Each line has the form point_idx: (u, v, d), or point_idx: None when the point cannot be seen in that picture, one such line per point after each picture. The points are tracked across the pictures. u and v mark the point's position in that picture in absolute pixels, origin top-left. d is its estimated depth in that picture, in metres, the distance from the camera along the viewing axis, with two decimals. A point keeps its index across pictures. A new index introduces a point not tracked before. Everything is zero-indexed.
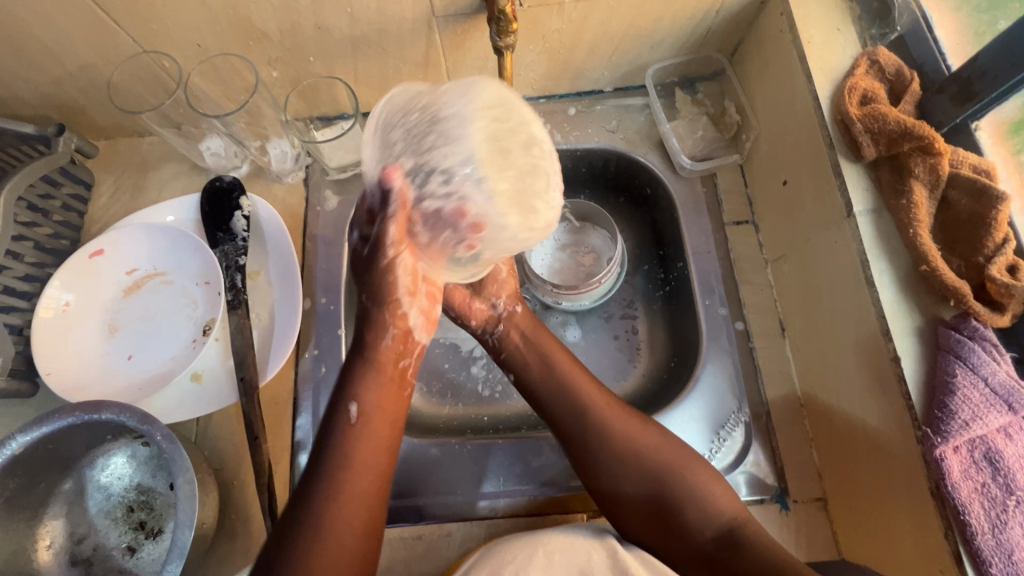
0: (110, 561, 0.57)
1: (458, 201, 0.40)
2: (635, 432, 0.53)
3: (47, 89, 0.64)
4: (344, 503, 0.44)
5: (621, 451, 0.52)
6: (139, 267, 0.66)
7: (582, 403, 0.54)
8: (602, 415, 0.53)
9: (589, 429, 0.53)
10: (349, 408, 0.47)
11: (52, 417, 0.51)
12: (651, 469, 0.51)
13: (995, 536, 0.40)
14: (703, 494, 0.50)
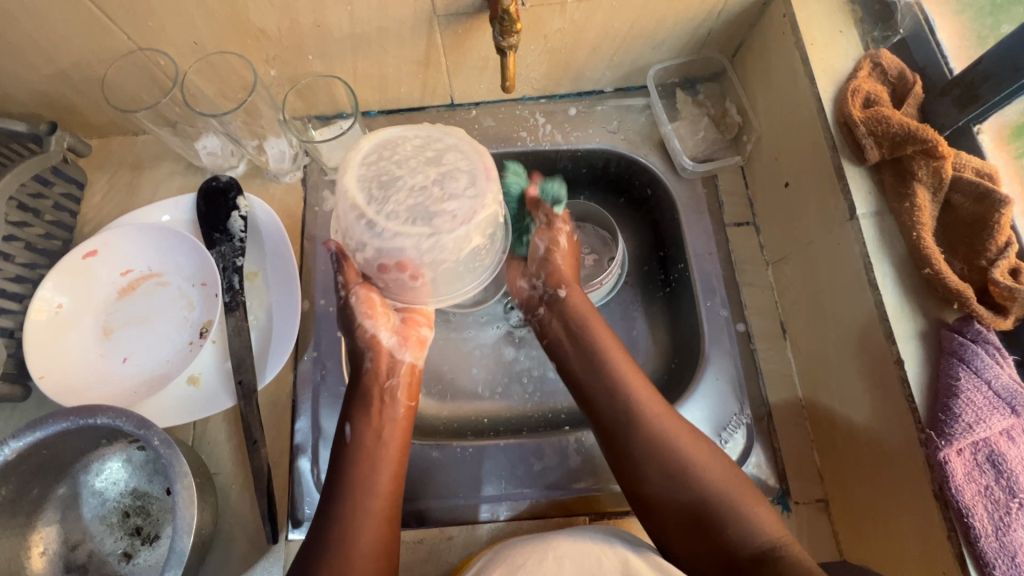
0: (106, 567, 0.56)
1: (380, 233, 0.46)
2: (678, 432, 0.53)
3: (37, 87, 0.62)
4: (354, 507, 0.50)
5: (667, 452, 0.51)
6: (134, 268, 0.64)
7: (632, 397, 0.54)
8: (652, 413, 0.53)
9: (644, 427, 0.53)
10: (344, 431, 0.54)
11: (46, 422, 0.50)
12: (688, 472, 0.50)
13: (998, 539, 0.41)
14: (740, 510, 0.48)
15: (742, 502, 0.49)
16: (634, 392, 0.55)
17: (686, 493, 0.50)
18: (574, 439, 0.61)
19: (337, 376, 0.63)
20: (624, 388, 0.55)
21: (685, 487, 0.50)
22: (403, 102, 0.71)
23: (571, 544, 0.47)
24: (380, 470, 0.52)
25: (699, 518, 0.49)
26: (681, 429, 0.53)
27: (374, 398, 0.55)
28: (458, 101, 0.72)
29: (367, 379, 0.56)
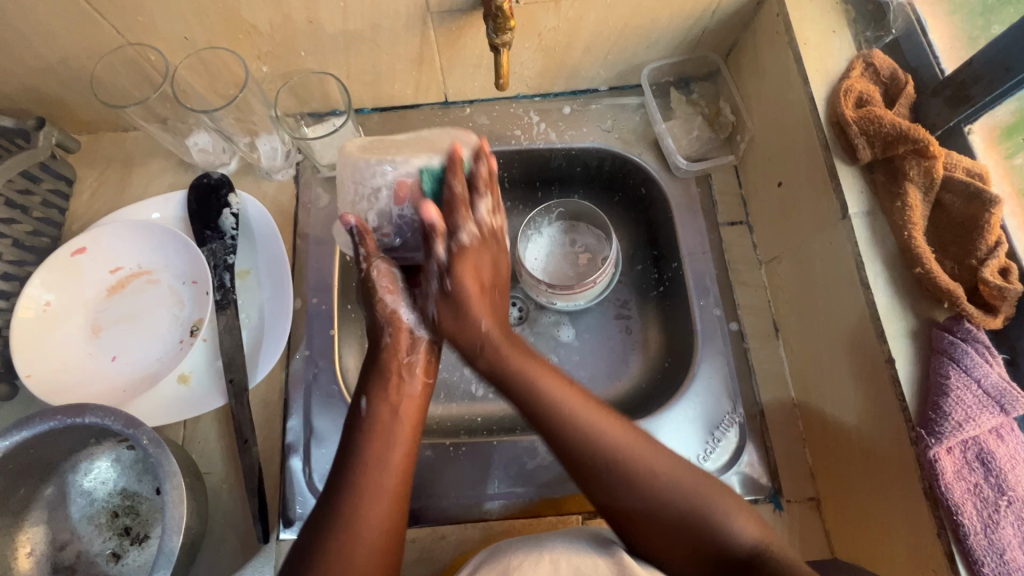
0: (94, 568, 0.56)
1: (397, 165, 0.53)
2: (619, 434, 0.49)
3: (25, 82, 0.61)
4: (367, 485, 0.47)
5: (610, 455, 0.48)
6: (124, 265, 0.64)
7: (557, 401, 0.50)
8: (577, 413, 0.50)
9: (577, 429, 0.49)
10: (359, 406, 0.52)
11: (33, 421, 0.49)
12: (642, 473, 0.47)
13: (987, 536, 0.41)
14: (727, 518, 0.46)
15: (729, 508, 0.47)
16: (559, 397, 0.50)
17: (641, 495, 0.47)
18: None
19: (329, 375, 0.63)
20: (545, 393, 0.51)
21: (640, 489, 0.47)
22: (396, 100, 0.71)
23: (564, 547, 0.47)
24: (388, 462, 0.49)
25: (661, 517, 0.46)
26: (620, 429, 0.49)
27: (391, 376, 0.53)
28: (452, 99, 0.72)
29: (386, 356, 0.54)
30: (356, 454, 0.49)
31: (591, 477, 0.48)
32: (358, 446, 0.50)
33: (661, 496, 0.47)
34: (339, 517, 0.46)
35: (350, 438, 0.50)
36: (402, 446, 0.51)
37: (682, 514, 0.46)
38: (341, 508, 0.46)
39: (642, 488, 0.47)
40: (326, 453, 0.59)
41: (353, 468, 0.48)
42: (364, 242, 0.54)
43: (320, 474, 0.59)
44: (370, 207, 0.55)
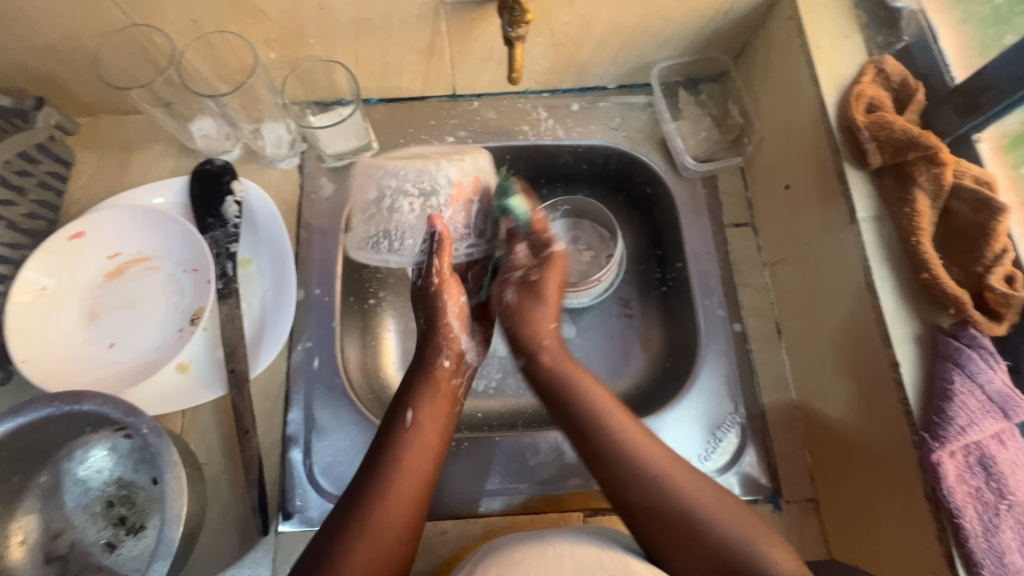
0: (88, 558, 0.55)
1: (432, 174, 0.60)
2: (655, 455, 0.50)
3: (24, 61, 0.60)
4: (397, 486, 0.49)
5: (650, 483, 0.48)
6: (122, 251, 0.63)
7: (622, 435, 0.51)
8: (636, 444, 0.50)
9: (634, 466, 0.49)
10: (405, 415, 0.53)
11: (30, 407, 0.48)
12: (676, 497, 0.48)
13: (987, 539, 0.41)
14: (751, 545, 0.45)
15: (757, 539, 0.45)
16: (624, 438, 0.51)
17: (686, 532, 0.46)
18: None
19: (331, 367, 0.62)
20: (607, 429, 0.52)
21: (684, 526, 0.46)
22: (403, 91, 0.70)
23: (566, 542, 0.47)
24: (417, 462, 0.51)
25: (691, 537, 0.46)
26: (684, 474, 0.49)
27: (436, 388, 0.56)
28: (460, 92, 0.71)
29: (438, 373, 0.57)
30: (390, 454, 0.51)
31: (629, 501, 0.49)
32: (390, 447, 0.51)
33: (710, 538, 0.45)
34: (363, 512, 0.47)
35: (387, 436, 0.52)
36: (430, 453, 0.52)
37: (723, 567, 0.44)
38: (366, 505, 0.47)
39: (693, 526, 0.46)
40: (327, 446, 0.59)
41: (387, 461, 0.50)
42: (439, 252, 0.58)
43: (320, 466, 0.58)
44: (417, 210, 0.60)
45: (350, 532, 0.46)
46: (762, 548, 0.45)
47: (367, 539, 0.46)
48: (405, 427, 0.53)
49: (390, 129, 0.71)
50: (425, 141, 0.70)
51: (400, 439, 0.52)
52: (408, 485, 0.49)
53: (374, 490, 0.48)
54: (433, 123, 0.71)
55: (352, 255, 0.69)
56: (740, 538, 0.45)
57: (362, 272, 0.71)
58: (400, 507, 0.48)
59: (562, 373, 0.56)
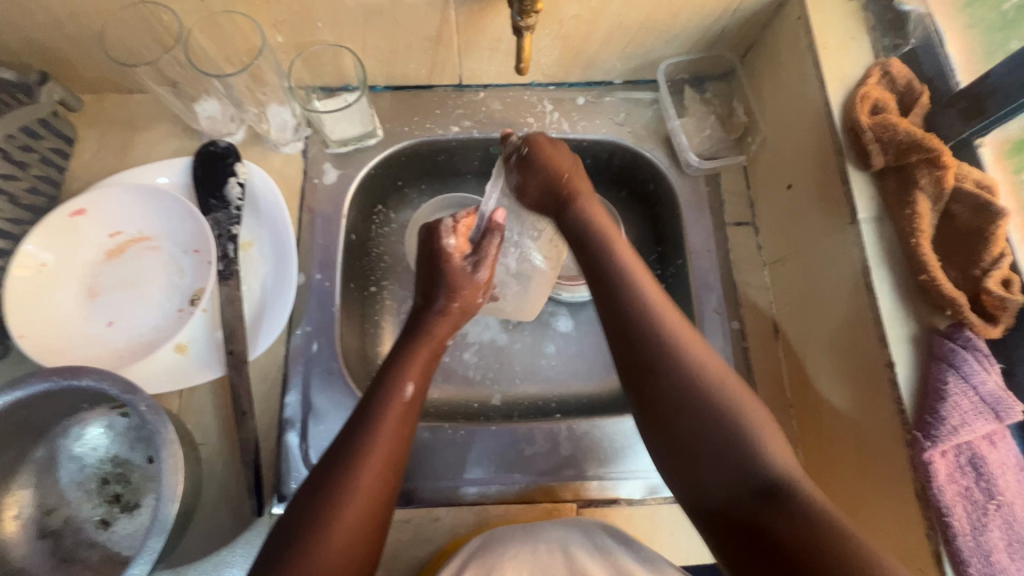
0: (82, 534, 0.55)
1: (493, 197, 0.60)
2: (690, 341, 0.49)
3: (29, 35, 0.60)
4: (384, 458, 0.48)
5: (687, 385, 0.47)
6: (124, 230, 0.62)
7: (654, 306, 0.51)
8: (666, 316, 0.50)
9: (670, 351, 0.48)
10: (404, 389, 0.52)
11: (28, 381, 0.48)
12: (726, 414, 0.46)
13: (974, 538, 0.42)
14: (762, 441, 0.44)
15: (766, 435, 0.45)
16: (683, 346, 0.49)
17: (698, 414, 0.46)
18: (566, 428, 0.61)
19: (330, 352, 0.62)
20: (657, 320, 0.50)
21: (714, 427, 0.45)
22: (410, 79, 0.70)
23: (563, 538, 0.49)
24: (393, 425, 0.49)
25: (727, 457, 0.44)
26: (717, 368, 0.48)
27: (423, 354, 0.55)
28: (467, 82, 0.71)
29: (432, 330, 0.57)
30: (381, 421, 0.49)
31: (653, 383, 0.48)
32: (379, 416, 0.49)
33: (722, 418, 0.45)
34: (345, 470, 0.46)
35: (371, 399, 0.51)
36: (410, 431, 0.51)
37: (737, 465, 0.44)
38: (347, 470, 0.46)
39: (719, 422, 0.45)
40: (323, 429, 0.59)
41: (373, 417, 0.49)
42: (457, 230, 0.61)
43: (317, 449, 0.58)
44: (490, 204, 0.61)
45: (335, 498, 0.45)
46: (763, 435, 0.45)
47: (354, 505, 0.45)
48: (402, 399, 0.51)
49: (395, 116, 0.71)
50: (430, 130, 0.70)
51: (389, 403, 0.50)
52: (392, 453, 0.48)
53: (360, 457, 0.47)
54: (439, 112, 0.71)
55: (354, 242, 0.69)
56: (754, 429, 0.45)
57: (364, 260, 0.71)
58: (383, 474, 0.47)
59: (593, 219, 0.58)
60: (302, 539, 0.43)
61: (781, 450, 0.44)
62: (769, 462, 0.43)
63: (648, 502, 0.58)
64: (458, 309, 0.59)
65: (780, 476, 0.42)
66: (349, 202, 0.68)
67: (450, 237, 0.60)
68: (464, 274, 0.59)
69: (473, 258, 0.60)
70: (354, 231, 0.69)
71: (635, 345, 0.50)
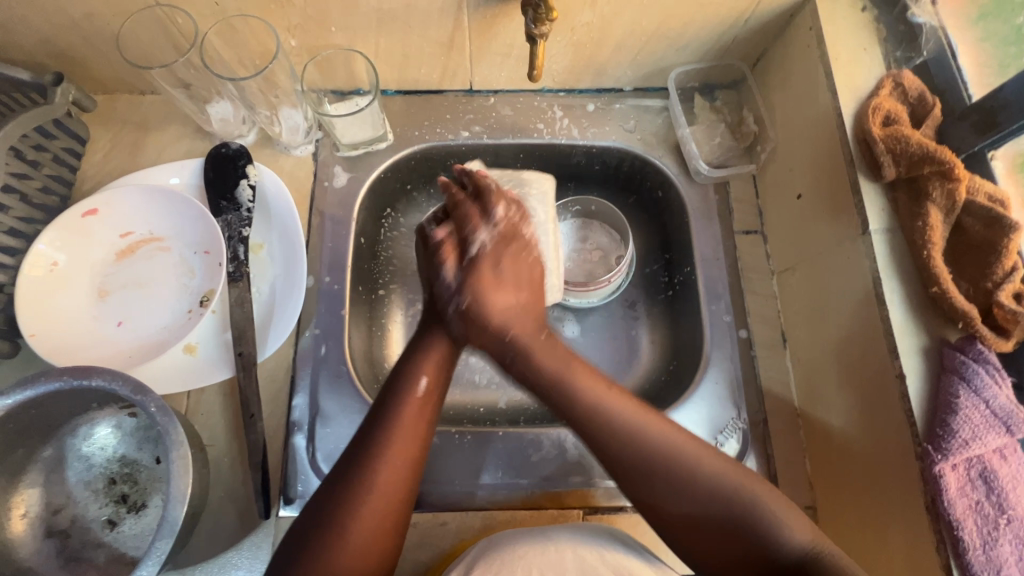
0: (89, 534, 0.55)
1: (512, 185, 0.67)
2: (630, 408, 0.50)
3: (45, 36, 0.60)
4: (400, 456, 0.47)
5: (630, 458, 0.48)
6: (134, 230, 0.63)
7: (638, 430, 0.48)
8: (631, 419, 0.49)
9: (606, 427, 0.49)
10: (418, 382, 0.51)
11: (38, 380, 0.48)
12: (723, 498, 0.46)
13: (985, 552, 0.42)
14: (777, 522, 0.45)
15: (780, 513, 0.45)
16: (603, 399, 0.50)
17: (702, 514, 0.46)
18: (572, 434, 0.61)
19: (338, 355, 0.62)
20: (587, 397, 0.50)
21: (677, 489, 0.46)
22: (421, 84, 0.71)
23: (571, 539, 0.49)
24: (406, 425, 0.49)
25: (721, 526, 0.45)
26: (707, 452, 0.48)
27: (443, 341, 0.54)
28: (477, 88, 0.72)
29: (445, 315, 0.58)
30: (396, 419, 0.49)
31: (645, 492, 0.47)
32: (397, 415, 0.49)
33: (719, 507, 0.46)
34: (363, 474, 0.46)
35: (387, 397, 0.50)
36: (427, 426, 0.50)
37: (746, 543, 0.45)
38: (365, 474, 0.46)
39: (693, 497, 0.46)
40: (330, 432, 0.59)
41: (389, 415, 0.49)
42: None
43: (323, 452, 0.59)
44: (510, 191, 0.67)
45: (353, 500, 0.45)
46: (783, 521, 0.45)
47: (370, 509, 0.45)
48: (416, 395, 0.50)
49: (406, 121, 0.71)
50: (440, 135, 0.71)
51: (405, 400, 0.50)
52: (408, 451, 0.48)
53: (377, 458, 0.47)
54: (449, 117, 0.71)
55: (363, 245, 0.69)
56: (761, 512, 0.45)
57: (372, 263, 0.71)
58: (401, 475, 0.47)
59: (542, 367, 0.52)
60: (319, 540, 0.43)
61: (797, 526, 0.45)
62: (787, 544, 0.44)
63: None
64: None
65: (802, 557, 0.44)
66: (359, 205, 0.68)
67: None
68: None
69: None
70: (363, 234, 0.69)
71: (575, 425, 0.50)
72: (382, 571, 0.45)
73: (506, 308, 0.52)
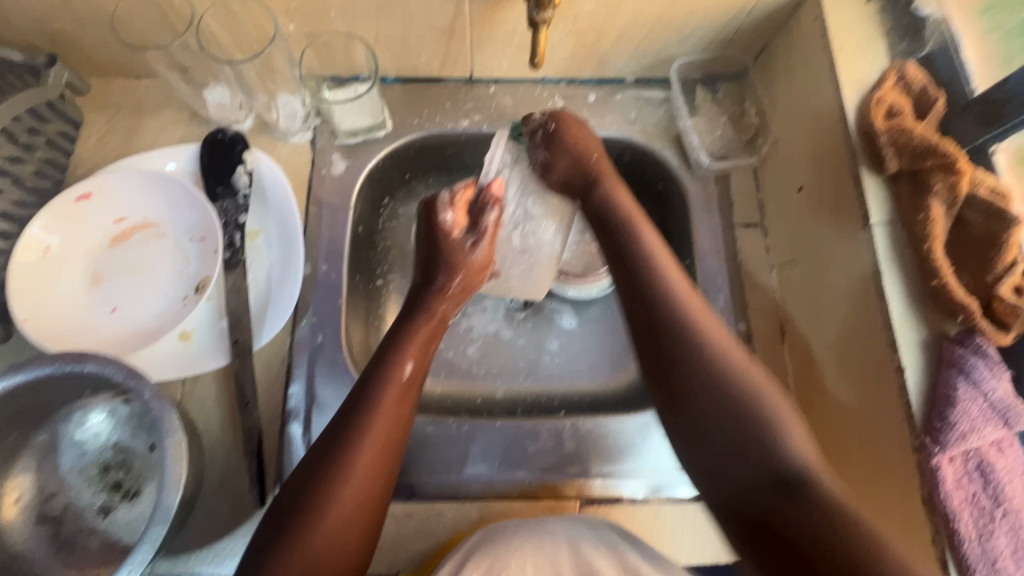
0: (82, 521, 0.54)
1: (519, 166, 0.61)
2: (699, 313, 0.48)
3: (38, 17, 0.59)
4: (382, 435, 0.47)
5: (701, 357, 0.46)
6: (129, 216, 0.62)
7: (693, 325, 0.47)
8: (689, 301, 0.48)
9: (682, 321, 0.47)
10: (404, 366, 0.51)
11: (32, 364, 0.48)
12: (744, 406, 0.44)
13: (980, 544, 0.42)
14: (784, 430, 0.43)
15: (786, 423, 0.43)
16: (679, 301, 0.48)
17: (733, 424, 0.43)
18: (570, 425, 0.61)
19: (334, 344, 0.62)
20: (665, 292, 0.49)
21: (727, 411, 0.44)
22: (421, 72, 0.70)
23: (569, 530, 0.49)
24: (387, 405, 0.48)
25: (742, 445, 0.43)
26: (735, 352, 0.46)
27: (426, 327, 0.56)
28: (477, 77, 0.71)
29: (431, 298, 0.58)
30: (380, 396, 0.49)
31: (682, 389, 0.46)
32: (380, 395, 0.49)
33: (741, 412, 0.43)
34: (344, 457, 0.45)
35: (370, 380, 0.50)
36: (409, 410, 0.50)
37: (750, 453, 0.42)
38: (346, 460, 0.45)
39: (734, 403, 0.44)
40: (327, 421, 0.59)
41: (372, 395, 0.49)
42: (455, 203, 0.61)
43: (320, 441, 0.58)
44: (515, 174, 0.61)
45: (333, 486, 0.44)
46: (788, 431, 0.43)
47: (350, 492, 0.44)
48: (401, 378, 0.50)
49: (405, 109, 0.70)
50: (439, 124, 0.70)
51: (388, 383, 0.50)
52: (390, 434, 0.48)
53: (359, 435, 0.46)
54: (449, 105, 0.71)
55: (361, 235, 0.69)
56: (771, 415, 0.43)
57: (370, 252, 0.71)
58: (384, 456, 0.47)
59: (616, 201, 0.57)
60: (299, 517, 0.43)
61: (803, 442, 0.42)
62: (790, 456, 0.41)
63: (651, 501, 0.58)
64: (465, 273, 0.60)
65: (804, 473, 0.41)
66: (357, 193, 0.68)
67: (446, 212, 0.60)
68: (463, 252, 0.60)
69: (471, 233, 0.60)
70: (361, 223, 0.69)
71: (659, 334, 0.48)
72: (361, 553, 0.44)
73: (574, 152, 0.59)
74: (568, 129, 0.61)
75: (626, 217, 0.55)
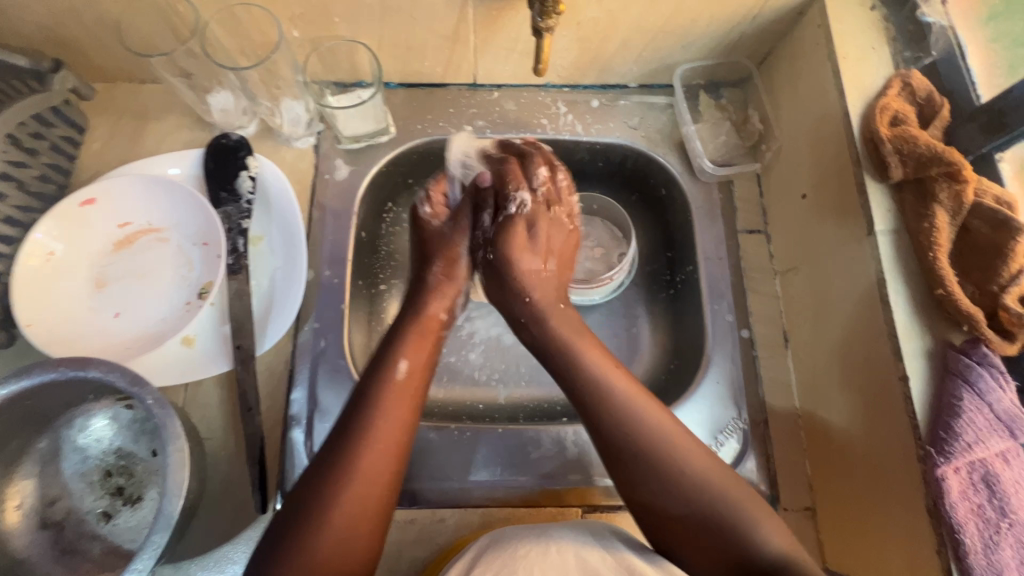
0: (84, 526, 0.54)
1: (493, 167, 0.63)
2: (665, 425, 0.50)
3: (43, 22, 0.59)
4: (383, 442, 0.47)
5: (657, 466, 0.48)
6: (133, 221, 0.62)
7: (631, 412, 0.50)
8: (655, 422, 0.49)
9: (639, 434, 0.49)
10: (399, 366, 0.52)
11: (35, 370, 0.48)
12: (716, 508, 0.46)
13: (986, 556, 0.42)
14: (754, 525, 0.46)
15: (756, 517, 0.46)
16: (639, 415, 0.50)
17: (692, 518, 0.46)
18: (572, 432, 0.61)
19: (337, 349, 0.62)
20: (631, 416, 0.49)
21: (689, 505, 0.47)
22: (425, 77, 0.70)
23: (570, 540, 0.48)
24: (387, 408, 0.49)
25: (720, 538, 0.46)
26: (700, 451, 0.49)
27: (422, 332, 0.56)
28: (480, 82, 0.71)
29: (429, 296, 0.59)
30: (376, 407, 0.49)
31: (639, 495, 0.48)
32: (379, 397, 0.49)
33: (708, 510, 0.46)
34: (344, 458, 0.46)
35: (371, 383, 0.51)
36: (412, 412, 0.50)
37: (721, 544, 0.46)
38: (345, 460, 0.46)
39: (697, 502, 0.47)
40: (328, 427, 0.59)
41: (371, 395, 0.50)
42: (434, 199, 0.64)
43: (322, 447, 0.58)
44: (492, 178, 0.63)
45: (334, 486, 0.44)
46: (760, 529, 0.46)
47: (351, 492, 0.45)
48: (397, 378, 0.51)
49: (409, 114, 0.70)
50: (442, 129, 0.70)
51: (387, 385, 0.50)
52: (393, 435, 0.48)
53: (358, 439, 0.47)
54: (453, 111, 0.71)
55: (364, 240, 0.69)
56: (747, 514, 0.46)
57: (372, 257, 0.71)
58: (384, 458, 0.47)
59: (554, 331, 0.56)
60: (301, 521, 0.43)
61: (773, 531, 0.46)
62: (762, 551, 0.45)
63: None
64: (448, 280, 0.60)
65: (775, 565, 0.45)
66: (360, 198, 0.68)
67: (425, 206, 0.63)
68: (441, 234, 0.63)
69: (450, 221, 0.63)
70: (364, 229, 0.69)
71: (612, 453, 0.49)
72: (365, 561, 0.44)
73: (536, 263, 0.60)
74: (534, 220, 0.61)
75: (568, 344, 0.54)
